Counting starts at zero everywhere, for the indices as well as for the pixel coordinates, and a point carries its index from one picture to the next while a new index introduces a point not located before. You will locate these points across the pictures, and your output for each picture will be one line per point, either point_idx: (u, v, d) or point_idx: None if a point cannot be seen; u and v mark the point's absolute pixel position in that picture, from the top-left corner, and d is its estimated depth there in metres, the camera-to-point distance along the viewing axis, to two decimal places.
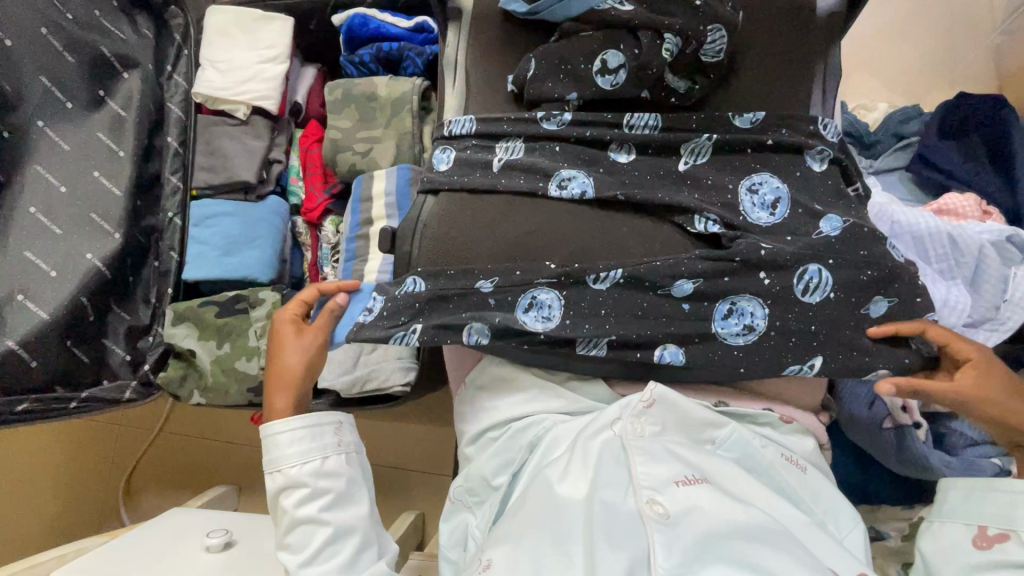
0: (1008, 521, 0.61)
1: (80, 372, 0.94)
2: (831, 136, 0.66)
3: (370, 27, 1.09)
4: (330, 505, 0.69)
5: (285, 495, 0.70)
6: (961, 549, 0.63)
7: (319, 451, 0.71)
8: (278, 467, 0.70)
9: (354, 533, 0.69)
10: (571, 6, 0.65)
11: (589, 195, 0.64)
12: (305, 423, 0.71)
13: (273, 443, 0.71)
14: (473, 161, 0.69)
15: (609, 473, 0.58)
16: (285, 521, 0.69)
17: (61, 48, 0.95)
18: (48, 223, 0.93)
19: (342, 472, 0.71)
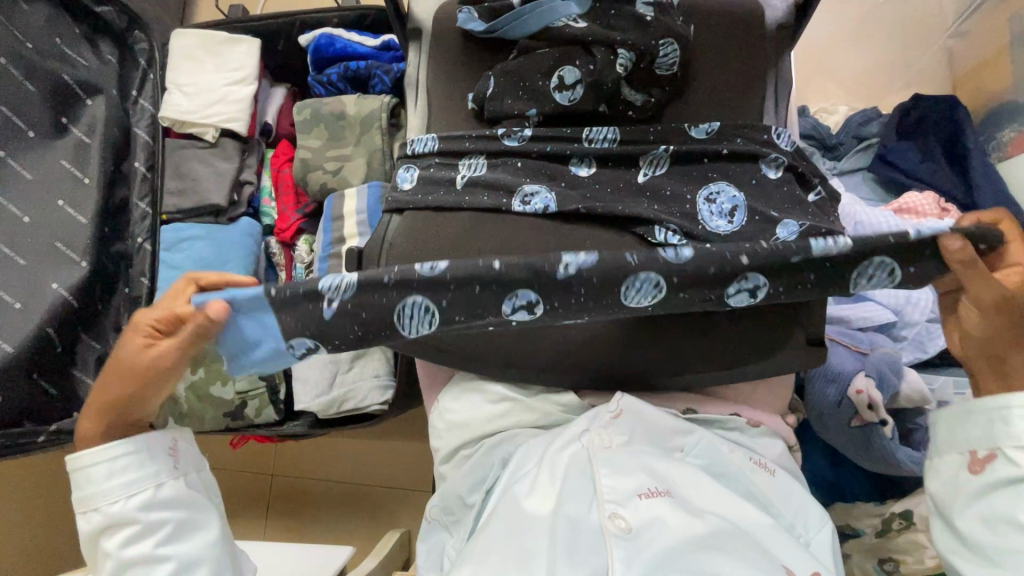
0: (991, 440, 0.60)
1: (48, 404, 0.93)
2: (784, 145, 0.68)
3: (337, 46, 1.10)
4: (169, 537, 0.59)
5: (107, 535, 0.58)
6: (961, 480, 0.62)
7: (149, 480, 0.59)
8: (96, 505, 0.58)
9: (199, 566, 0.60)
10: (528, 23, 0.66)
11: (552, 212, 0.65)
12: (127, 452, 0.58)
13: (85, 478, 0.58)
14: (436, 179, 0.69)
15: (575, 487, 0.58)
16: (107, 565, 0.58)
17: (21, 77, 0.95)
18: (11, 253, 0.92)
19: (180, 500, 0.60)
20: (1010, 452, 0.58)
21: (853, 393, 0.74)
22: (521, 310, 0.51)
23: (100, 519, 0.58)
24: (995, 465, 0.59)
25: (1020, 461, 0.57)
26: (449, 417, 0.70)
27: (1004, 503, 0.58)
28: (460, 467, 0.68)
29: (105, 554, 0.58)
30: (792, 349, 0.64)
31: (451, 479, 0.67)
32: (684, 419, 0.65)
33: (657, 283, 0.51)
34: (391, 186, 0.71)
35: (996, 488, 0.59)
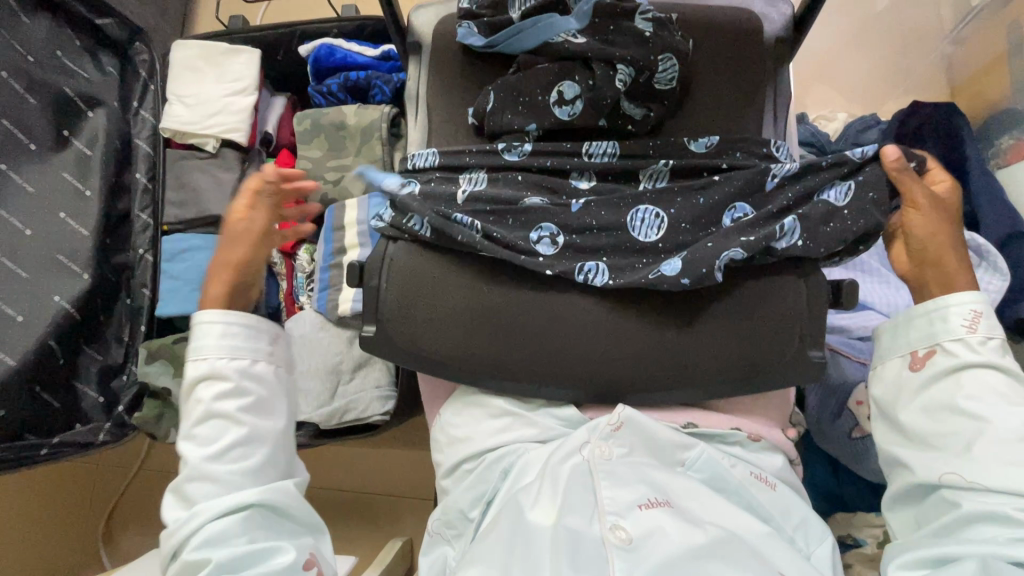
0: (931, 338, 0.65)
1: (51, 417, 0.93)
2: (784, 157, 0.68)
3: (337, 57, 1.11)
4: (249, 407, 0.70)
5: (205, 384, 0.70)
6: (906, 379, 0.66)
7: (249, 353, 0.72)
8: (202, 357, 0.70)
9: (263, 441, 0.70)
10: (526, 39, 0.66)
11: (560, 242, 0.65)
12: (242, 322, 0.72)
13: (203, 330, 0.71)
14: (436, 193, 0.69)
15: (576, 499, 0.61)
16: (195, 411, 0.69)
17: (23, 91, 0.95)
18: (13, 266, 0.93)
19: (266, 381, 0.73)
20: (947, 345, 0.64)
21: (853, 405, 0.76)
22: (545, 238, 0.65)
23: (206, 369, 0.71)
24: (934, 359, 0.65)
25: (954, 352, 0.63)
26: (451, 432, 0.71)
27: (944, 392, 0.63)
28: (463, 481, 0.69)
29: (197, 401, 0.70)
30: (792, 364, 0.64)
31: (452, 494, 0.69)
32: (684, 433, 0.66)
33: (659, 216, 0.64)
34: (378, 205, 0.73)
35: (937, 380, 0.64)
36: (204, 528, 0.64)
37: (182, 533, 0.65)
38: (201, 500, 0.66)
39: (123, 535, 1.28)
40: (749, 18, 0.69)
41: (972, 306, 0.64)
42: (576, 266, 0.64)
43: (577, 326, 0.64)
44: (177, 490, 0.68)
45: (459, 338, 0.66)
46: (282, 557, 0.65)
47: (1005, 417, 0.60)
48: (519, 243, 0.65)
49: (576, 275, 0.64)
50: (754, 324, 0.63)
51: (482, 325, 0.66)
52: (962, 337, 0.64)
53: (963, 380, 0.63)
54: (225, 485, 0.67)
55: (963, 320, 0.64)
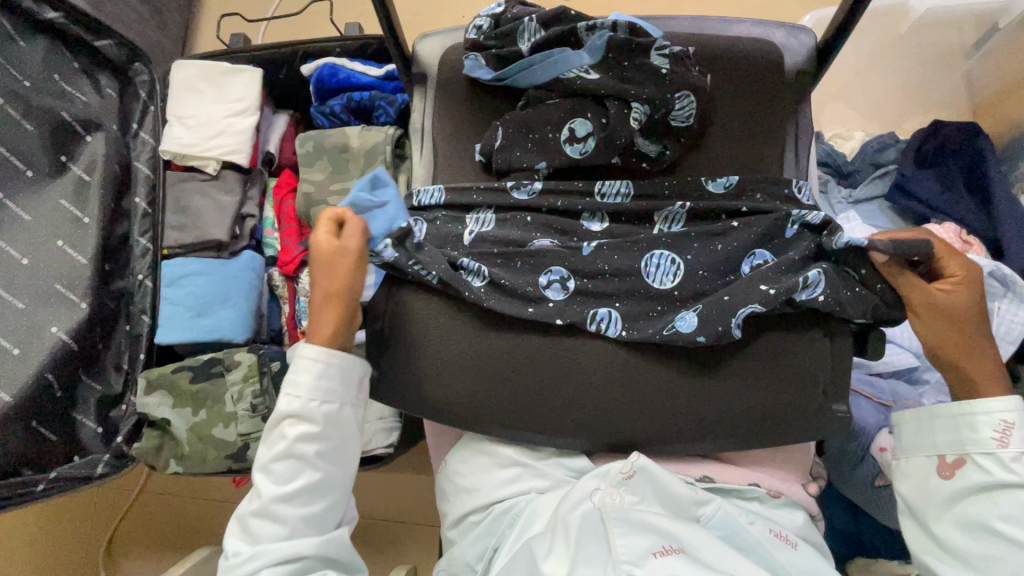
0: (960, 446, 0.62)
1: (49, 450, 0.91)
2: (806, 198, 0.65)
3: (340, 77, 1.08)
4: (332, 455, 0.63)
5: (291, 421, 0.62)
6: (932, 484, 0.63)
7: (344, 396, 0.63)
8: (295, 391, 0.62)
9: (336, 493, 0.64)
10: (536, 73, 0.65)
11: (571, 287, 0.62)
12: (344, 363, 0.62)
13: (299, 358, 0.62)
14: (444, 233, 0.66)
15: (590, 549, 0.59)
16: (276, 447, 0.62)
17: (19, 117, 0.93)
18: (10, 297, 0.91)
19: (352, 428, 0.64)
20: (980, 457, 0.60)
21: (876, 451, 0.73)
22: (556, 282, 0.62)
23: (296, 403, 0.63)
24: (965, 470, 0.61)
25: (988, 467, 0.60)
26: (457, 480, 0.70)
27: (978, 508, 0.60)
28: (469, 533, 0.68)
29: (280, 436, 0.62)
30: (816, 417, 0.61)
31: (458, 546, 0.68)
32: (700, 485, 0.64)
33: (675, 263, 0.61)
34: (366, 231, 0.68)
35: (968, 493, 0.61)
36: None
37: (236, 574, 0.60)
38: (264, 544, 0.61)
39: (123, 559, 1.24)
40: (770, 52, 0.67)
41: (1001, 416, 0.60)
42: (589, 313, 0.61)
43: (591, 374, 0.61)
44: (241, 521, 0.63)
45: (466, 389, 0.63)
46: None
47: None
48: (530, 286, 0.62)
49: (588, 325, 0.61)
50: (775, 376, 0.61)
51: (491, 378, 0.63)
52: (994, 452, 0.60)
53: (999, 497, 0.59)
54: (291, 533, 0.61)
55: (994, 431, 0.60)
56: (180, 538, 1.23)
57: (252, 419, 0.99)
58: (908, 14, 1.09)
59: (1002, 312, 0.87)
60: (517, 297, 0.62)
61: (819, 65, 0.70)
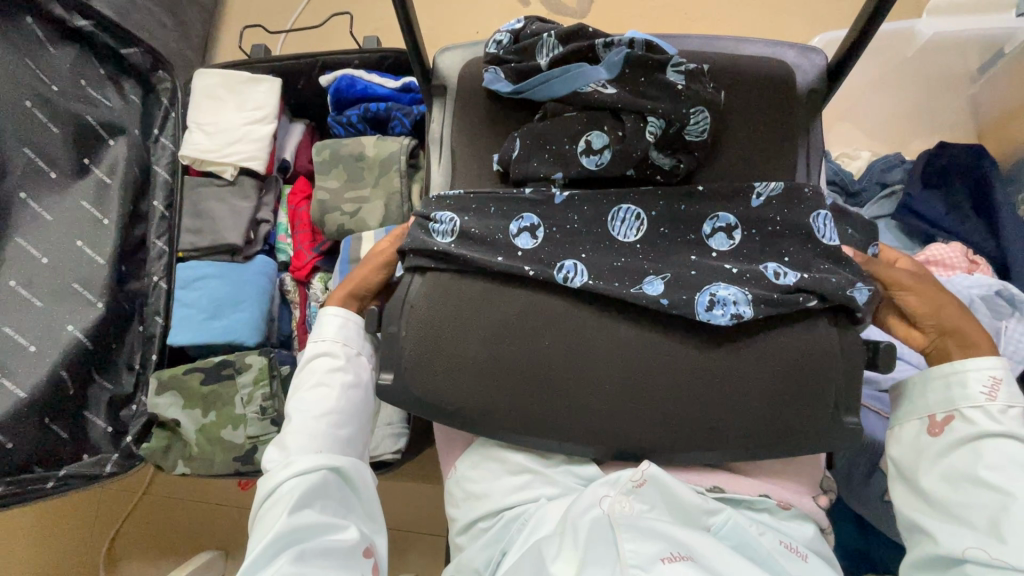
0: (949, 403, 0.64)
1: (59, 448, 0.91)
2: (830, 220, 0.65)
3: (358, 87, 1.10)
4: (351, 387, 0.75)
5: (318, 359, 0.76)
6: (922, 443, 0.65)
7: (357, 344, 0.78)
8: (321, 338, 0.77)
9: (355, 422, 0.74)
10: (554, 88, 0.67)
11: (540, 235, 0.66)
12: (359, 318, 0.78)
13: (326, 315, 0.78)
14: (476, 239, 0.66)
15: (597, 552, 0.60)
16: (307, 379, 0.75)
17: (46, 119, 0.95)
18: (28, 295, 0.92)
19: (365, 372, 0.77)
20: (967, 411, 0.63)
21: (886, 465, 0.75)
22: (524, 231, 0.66)
23: (322, 346, 0.77)
24: (952, 425, 0.64)
25: (975, 418, 0.62)
26: (467, 486, 0.71)
27: (963, 461, 0.62)
28: (478, 539, 0.69)
29: (309, 370, 0.75)
30: (826, 429, 0.62)
31: (467, 552, 0.68)
32: (711, 495, 0.64)
33: (638, 217, 0.66)
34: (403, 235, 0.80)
35: (953, 447, 0.63)
36: (294, 481, 0.66)
37: (275, 480, 0.66)
38: (296, 454, 0.68)
39: (123, 561, 1.23)
40: (781, 73, 0.69)
41: (990, 373, 0.63)
42: (555, 264, 0.64)
43: (604, 383, 0.62)
44: (278, 443, 0.71)
45: (477, 392, 0.64)
46: (349, 535, 0.66)
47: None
48: (501, 239, 0.66)
49: (554, 274, 0.63)
50: (787, 387, 0.61)
51: (502, 383, 0.63)
52: (982, 405, 0.62)
53: (986, 449, 0.61)
54: (321, 447, 0.70)
55: (982, 387, 0.63)
56: (182, 540, 1.23)
57: (261, 423, 1.00)
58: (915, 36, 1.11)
59: (1008, 331, 0.88)
60: (483, 248, 0.66)
61: (829, 85, 0.72)
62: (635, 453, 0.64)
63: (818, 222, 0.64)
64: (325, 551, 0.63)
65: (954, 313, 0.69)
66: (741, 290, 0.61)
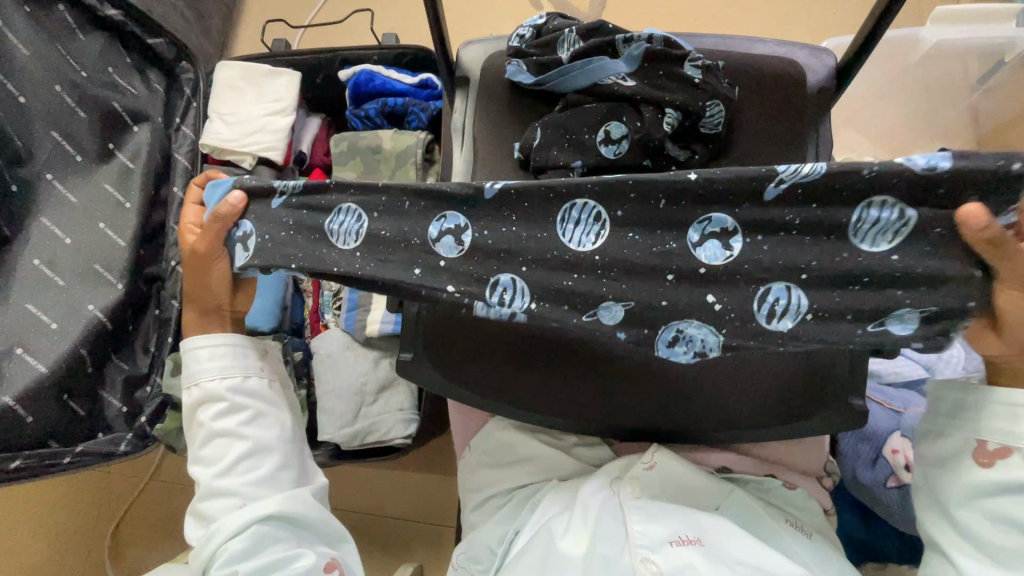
0: (1012, 436, 0.57)
1: (75, 426, 0.93)
2: (884, 227, 0.50)
3: (376, 82, 1.14)
4: (250, 420, 0.71)
5: (202, 408, 0.71)
6: (964, 469, 0.61)
7: (239, 371, 0.72)
8: (196, 384, 0.71)
9: (270, 453, 0.71)
10: (574, 80, 0.70)
11: (464, 244, 0.56)
12: (227, 341, 0.71)
13: (192, 357, 0.71)
14: (388, 244, 0.57)
15: (608, 531, 0.62)
16: (200, 434, 0.71)
17: (74, 104, 0.96)
18: (51, 274, 0.93)
19: (260, 395, 0.73)
20: None
21: (888, 453, 0.78)
22: (446, 237, 0.56)
23: (198, 394, 0.71)
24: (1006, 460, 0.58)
25: None
26: (481, 464, 0.73)
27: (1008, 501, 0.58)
28: (491, 515, 0.70)
29: (199, 425, 0.71)
30: (837, 416, 0.63)
31: (480, 528, 0.70)
32: (719, 476, 0.67)
33: (599, 217, 0.53)
34: (264, 190, 0.60)
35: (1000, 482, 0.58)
36: (221, 549, 0.65)
37: (204, 553, 0.66)
38: (220, 513, 0.68)
39: (130, 546, 1.24)
40: (791, 72, 0.72)
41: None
42: (488, 280, 0.56)
43: (619, 363, 0.65)
44: (198, 513, 0.70)
45: (490, 376, 0.66)
46: (299, 565, 0.66)
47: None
48: (418, 244, 0.57)
49: (487, 293, 0.56)
50: (794, 373, 0.64)
51: (508, 369, 0.66)
52: None
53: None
54: (240, 499, 0.68)
55: None
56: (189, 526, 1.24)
57: None
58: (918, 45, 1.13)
59: None
60: (397, 257, 0.57)
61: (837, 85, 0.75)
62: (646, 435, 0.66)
63: (862, 231, 0.51)
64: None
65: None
66: (714, 330, 0.54)
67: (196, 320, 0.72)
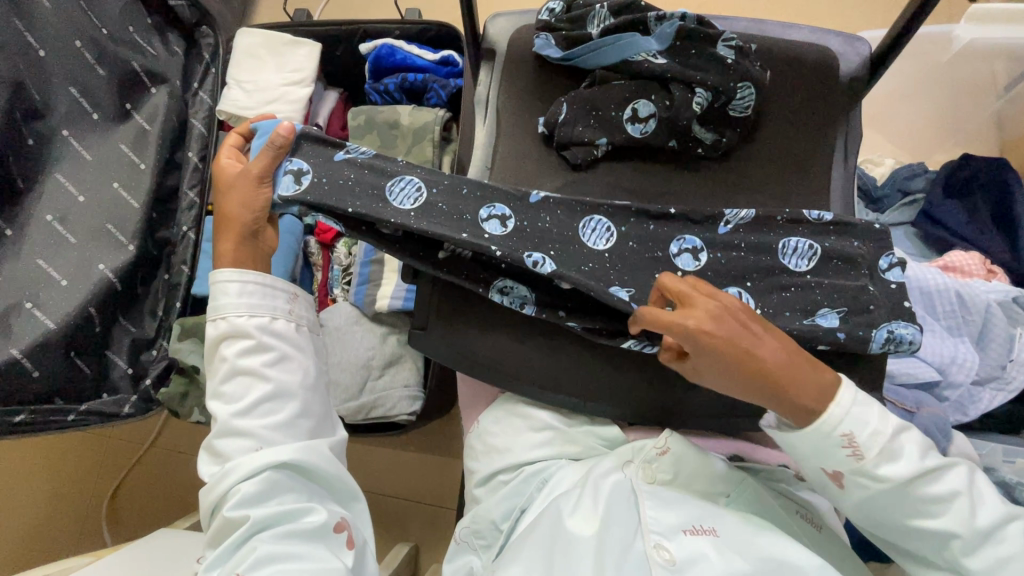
0: (835, 464, 0.61)
1: (81, 384, 0.92)
2: (799, 255, 0.69)
3: (397, 57, 1.12)
4: (275, 362, 0.71)
5: (225, 342, 0.70)
6: (831, 490, 0.63)
7: (267, 310, 0.71)
8: (221, 315, 0.70)
9: (292, 399, 0.71)
10: (604, 55, 0.73)
11: (510, 225, 0.68)
12: (258, 278, 0.71)
13: (220, 289, 0.70)
14: (441, 214, 0.68)
15: (619, 513, 0.61)
16: (222, 369, 0.70)
17: (93, 61, 0.95)
18: (64, 231, 0.93)
19: (288, 337, 0.73)
20: (858, 471, 0.60)
21: None
22: (495, 218, 0.68)
23: (223, 327, 0.70)
24: (848, 480, 0.61)
25: (868, 479, 0.60)
26: (488, 440, 0.73)
27: (885, 507, 0.61)
28: (497, 492, 0.70)
29: (221, 358, 0.70)
30: None
31: (486, 503, 0.69)
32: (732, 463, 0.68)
33: (608, 229, 0.70)
34: (332, 143, 0.72)
35: (861, 497, 0.62)
36: (234, 490, 0.65)
37: (217, 493, 0.65)
38: (236, 455, 0.67)
39: (127, 512, 1.24)
40: (816, 65, 0.74)
41: (842, 431, 0.59)
42: (525, 253, 0.66)
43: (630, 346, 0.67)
44: (211, 451, 0.69)
45: (511, 344, 0.72)
46: (310, 519, 0.66)
47: (956, 519, 0.59)
48: (468, 218, 0.68)
49: (524, 261, 0.66)
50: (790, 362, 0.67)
51: (536, 343, 0.72)
52: (864, 466, 0.59)
53: (891, 497, 0.60)
54: (258, 442, 0.67)
55: (846, 448, 0.59)
56: (185, 497, 1.23)
57: None
58: (951, 43, 1.11)
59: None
60: (447, 223, 0.67)
61: (872, 74, 0.76)
62: (648, 405, 0.70)
63: (786, 251, 0.70)
64: (291, 541, 0.64)
65: (778, 334, 0.58)
66: None
67: (228, 253, 0.70)
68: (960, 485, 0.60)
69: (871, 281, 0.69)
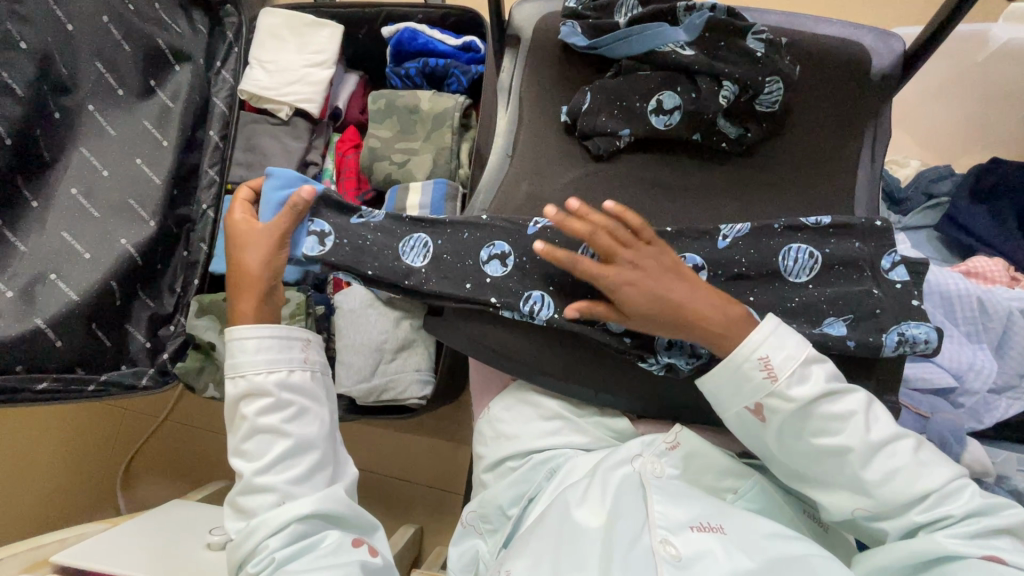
0: (758, 396, 0.62)
1: (100, 355, 0.94)
2: (800, 266, 0.68)
3: (419, 41, 1.11)
4: (293, 417, 0.71)
5: (245, 401, 0.71)
6: (753, 428, 0.64)
7: (283, 364, 0.72)
8: (240, 375, 0.71)
9: (310, 450, 0.71)
10: (632, 45, 0.72)
11: (509, 263, 0.71)
12: (274, 333, 0.71)
13: (238, 347, 0.71)
14: (446, 264, 0.72)
15: (624, 505, 0.62)
16: (242, 427, 0.71)
17: (120, 37, 0.96)
18: (88, 205, 0.94)
19: (305, 390, 0.73)
20: (774, 398, 0.61)
21: None
22: (495, 259, 0.71)
23: (242, 387, 0.70)
24: (769, 410, 0.62)
25: (780, 403, 0.61)
26: (497, 427, 0.74)
27: (797, 431, 0.62)
28: (504, 478, 0.71)
29: (241, 417, 0.71)
30: None
31: (493, 489, 0.70)
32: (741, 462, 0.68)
33: None
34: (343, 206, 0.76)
35: (779, 429, 0.62)
36: (263, 545, 0.65)
37: (246, 547, 0.66)
38: (262, 511, 0.67)
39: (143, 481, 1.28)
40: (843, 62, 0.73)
41: (760, 354, 0.61)
42: (523, 295, 0.70)
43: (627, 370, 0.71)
44: (237, 508, 0.70)
45: (521, 343, 0.72)
46: (331, 546, 0.66)
47: (853, 435, 0.60)
48: (471, 266, 0.72)
49: (521, 305, 0.70)
50: None
51: (547, 334, 0.72)
52: (774, 390, 0.61)
53: (809, 421, 0.61)
54: (280, 496, 0.68)
55: (760, 370, 0.61)
56: (199, 469, 1.27)
57: None
58: (988, 42, 1.09)
59: None
60: (452, 276, 0.71)
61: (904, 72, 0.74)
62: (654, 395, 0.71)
63: (787, 260, 0.68)
64: None
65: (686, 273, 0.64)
66: None
67: (247, 310, 0.72)
68: (858, 406, 0.61)
69: (875, 284, 0.68)
